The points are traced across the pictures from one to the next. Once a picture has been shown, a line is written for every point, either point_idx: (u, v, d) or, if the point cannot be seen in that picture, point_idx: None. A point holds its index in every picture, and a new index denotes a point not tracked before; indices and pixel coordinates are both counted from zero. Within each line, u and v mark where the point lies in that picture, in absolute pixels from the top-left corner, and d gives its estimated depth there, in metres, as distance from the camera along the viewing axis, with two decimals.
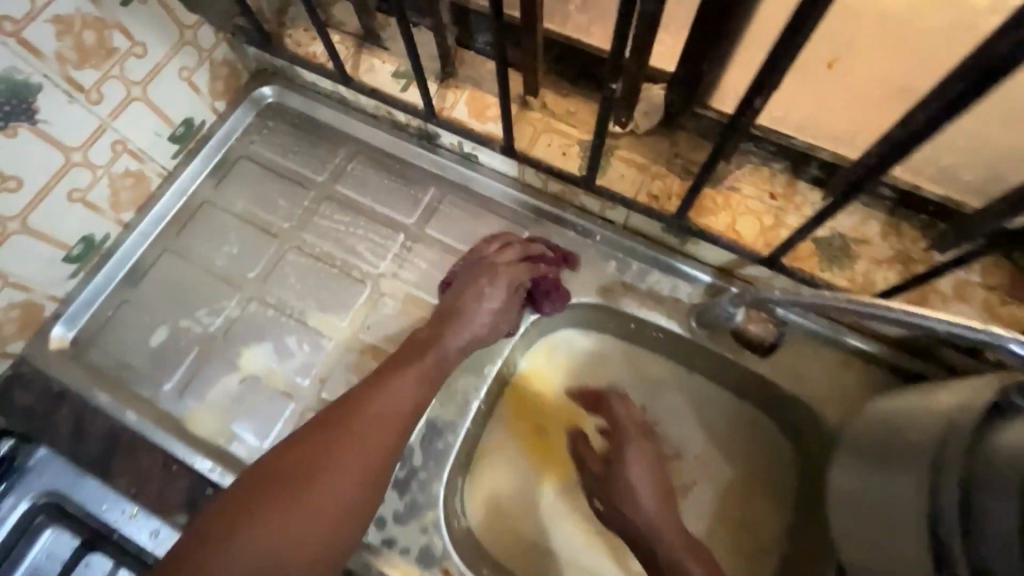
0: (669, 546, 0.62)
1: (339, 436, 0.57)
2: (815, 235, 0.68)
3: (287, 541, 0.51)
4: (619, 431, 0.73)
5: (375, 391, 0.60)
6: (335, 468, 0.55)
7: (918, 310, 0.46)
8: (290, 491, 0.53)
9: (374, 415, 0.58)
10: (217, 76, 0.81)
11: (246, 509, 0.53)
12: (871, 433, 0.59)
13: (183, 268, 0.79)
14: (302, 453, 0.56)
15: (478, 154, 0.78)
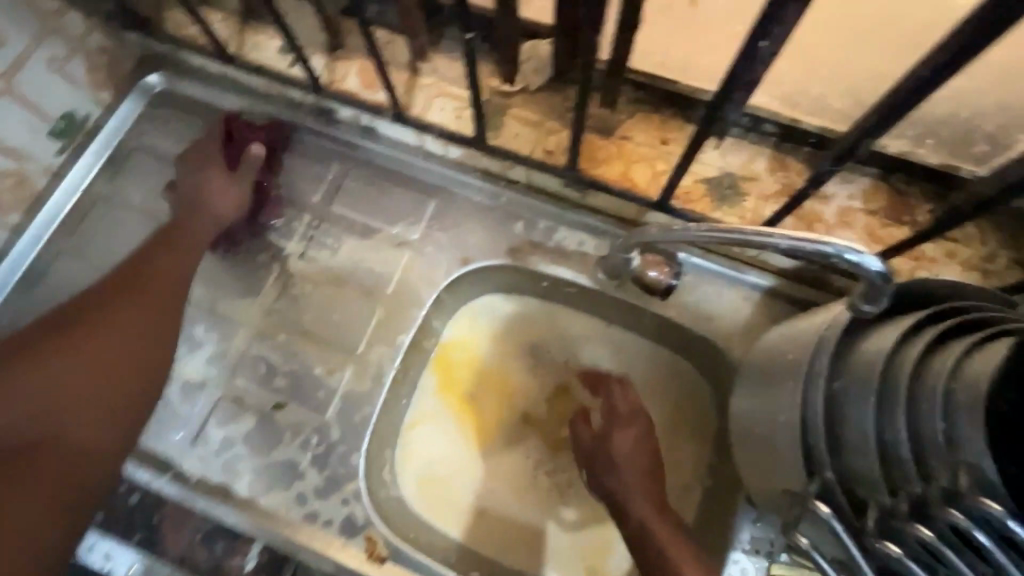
0: (640, 512, 0.65)
1: (74, 308, 0.64)
2: (706, 176, 0.69)
3: (64, 383, 0.59)
4: (611, 413, 0.73)
5: (118, 295, 0.65)
6: (82, 348, 0.61)
7: (763, 230, 0.49)
8: (60, 344, 0.61)
9: (157, 260, 0.67)
10: (96, 66, 0.78)
11: (39, 359, 0.60)
12: (761, 360, 0.61)
13: (84, 267, 0.76)
14: (79, 307, 0.64)
15: (378, 125, 0.77)
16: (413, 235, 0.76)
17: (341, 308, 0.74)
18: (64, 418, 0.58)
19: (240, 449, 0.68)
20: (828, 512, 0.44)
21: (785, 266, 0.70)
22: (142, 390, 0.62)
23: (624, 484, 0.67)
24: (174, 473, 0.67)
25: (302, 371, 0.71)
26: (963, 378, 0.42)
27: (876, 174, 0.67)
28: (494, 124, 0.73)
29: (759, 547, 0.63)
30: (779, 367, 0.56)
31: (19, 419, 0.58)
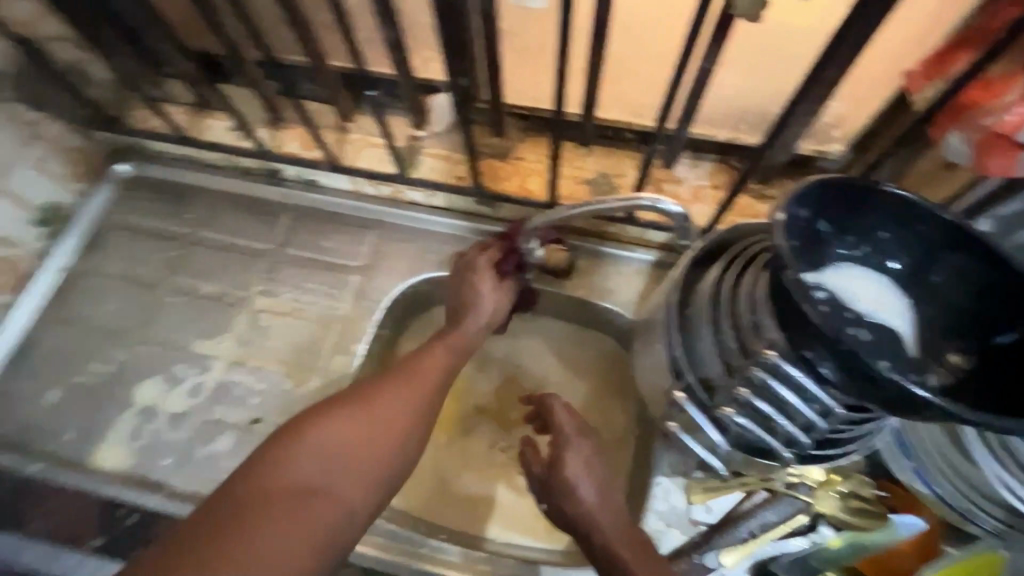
0: (605, 536, 0.64)
1: (379, 378, 0.68)
2: (587, 179, 0.86)
3: (310, 482, 0.56)
4: (558, 432, 0.73)
5: (397, 375, 0.68)
6: (388, 403, 0.65)
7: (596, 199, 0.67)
8: (366, 408, 0.63)
9: (422, 366, 0.70)
10: (70, 162, 0.92)
11: (300, 433, 0.59)
12: (647, 313, 0.76)
13: (68, 333, 0.87)
14: (359, 387, 0.66)
15: (319, 177, 0.93)
16: (357, 262, 0.90)
17: (303, 331, 0.86)
18: (345, 447, 0.59)
19: (225, 461, 0.77)
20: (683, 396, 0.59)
21: (662, 238, 0.87)
22: (396, 466, 0.62)
23: (586, 508, 0.67)
24: (167, 491, 0.76)
25: (273, 387, 0.82)
26: (756, 283, 0.57)
27: (715, 159, 0.85)
28: (412, 163, 0.89)
29: (675, 467, 0.75)
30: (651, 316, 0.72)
31: (284, 513, 0.52)
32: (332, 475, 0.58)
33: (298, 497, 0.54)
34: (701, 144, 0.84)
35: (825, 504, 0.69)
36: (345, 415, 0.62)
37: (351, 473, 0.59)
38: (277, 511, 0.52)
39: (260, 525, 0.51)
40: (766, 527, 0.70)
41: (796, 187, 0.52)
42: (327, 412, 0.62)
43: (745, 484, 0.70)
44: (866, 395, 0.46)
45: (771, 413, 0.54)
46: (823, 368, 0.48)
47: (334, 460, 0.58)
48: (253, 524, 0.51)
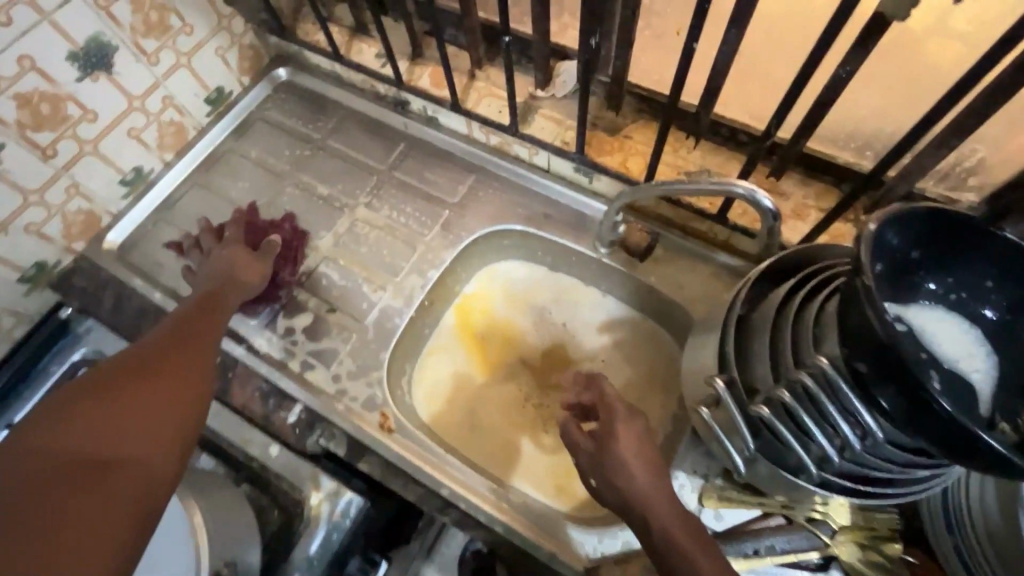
0: (663, 520, 0.62)
1: (131, 366, 0.63)
2: (688, 171, 0.86)
3: (115, 435, 0.55)
4: (608, 409, 0.72)
5: (175, 341, 0.69)
6: (151, 388, 0.61)
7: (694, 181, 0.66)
8: (127, 394, 0.59)
9: (185, 338, 0.70)
10: (244, 57, 1.06)
11: (59, 416, 0.55)
12: (710, 314, 0.75)
13: (206, 197, 1.02)
14: (106, 376, 0.61)
15: (439, 115, 1.00)
16: (453, 199, 0.98)
17: (389, 246, 0.94)
18: (131, 426, 0.57)
19: (298, 336, 0.87)
20: (723, 384, 0.58)
21: (750, 248, 0.84)
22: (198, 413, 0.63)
23: (642, 488, 0.64)
24: (248, 345, 0.87)
25: (353, 287, 0.91)
26: (831, 298, 0.55)
27: (829, 183, 0.81)
28: (526, 119, 0.93)
29: (697, 468, 0.75)
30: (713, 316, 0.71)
31: (95, 436, 0.54)
32: (118, 430, 0.56)
33: (83, 472, 0.51)
34: (815, 162, 0.80)
35: (842, 551, 0.67)
36: (149, 379, 0.62)
37: (139, 431, 0.57)
38: (67, 489, 0.49)
39: (68, 427, 0.54)
40: (775, 552, 0.69)
41: (893, 208, 0.48)
42: (75, 412, 0.56)
43: (765, 505, 0.70)
44: (922, 432, 0.43)
45: (809, 425, 0.52)
46: (882, 400, 0.46)
47: (120, 417, 0.57)
48: (61, 428, 0.54)
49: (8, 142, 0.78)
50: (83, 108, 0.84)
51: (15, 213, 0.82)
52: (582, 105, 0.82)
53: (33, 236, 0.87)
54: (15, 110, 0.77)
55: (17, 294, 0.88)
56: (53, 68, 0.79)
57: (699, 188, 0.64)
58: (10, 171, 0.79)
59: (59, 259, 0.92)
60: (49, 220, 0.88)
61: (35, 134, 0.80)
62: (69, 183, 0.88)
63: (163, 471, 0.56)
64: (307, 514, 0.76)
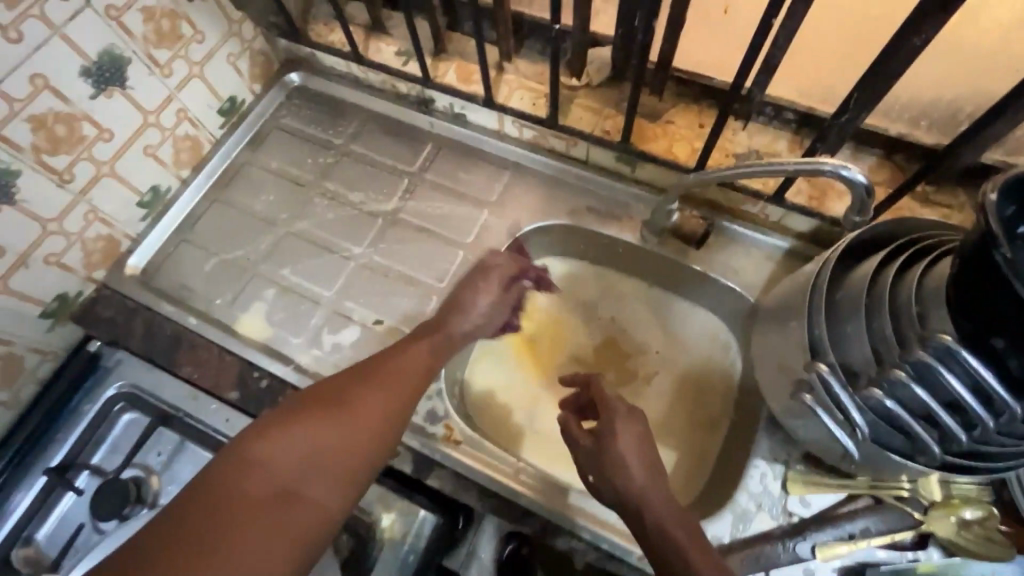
0: (658, 517, 0.60)
1: (361, 373, 0.66)
2: (737, 153, 0.84)
3: (302, 464, 0.57)
4: (607, 405, 0.69)
5: (392, 354, 0.69)
6: (350, 414, 0.62)
7: (775, 162, 0.64)
8: (346, 417, 0.61)
9: (391, 365, 0.68)
10: (255, 63, 1.01)
11: (263, 436, 0.58)
12: (779, 298, 0.73)
13: (228, 213, 0.97)
14: (334, 388, 0.64)
15: (467, 112, 0.97)
16: (490, 198, 0.94)
17: (430, 252, 0.91)
18: (333, 448, 0.59)
19: (347, 352, 0.84)
20: (826, 369, 0.56)
21: (803, 227, 0.83)
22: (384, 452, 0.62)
23: (638, 485, 0.62)
24: (294, 366, 0.83)
25: (397, 297, 0.88)
26: (932, 270, 0.54)
27: (879, 154, 0.79)
28: (563, 109, 0.90)
29: (777, 455, 0.73)
30: (787, 298, 0.70)
31: (286, 462, 0.57)
32: (305, 468, 0.57)
33: (270, 505, 0.54)
34: (868, 136, 0.78)
35: (939, 528, 0.66)
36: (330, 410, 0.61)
37: (326, 464, 0.58)
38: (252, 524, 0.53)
39: (249, 464, 0.56)
40: (869, 534, 0.68)
41: (1004, 178, 0.47)
42: (272, 438, 0.58)
43: (851, 487, 0.69)
44: None
45: (936, 408, 0.51)
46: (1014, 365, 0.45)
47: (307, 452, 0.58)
48: (239, 469, 0.55)
49: (24, 168, 0.72)
50: (98, 127, 0.79)
51: (34, 244, 0.77)
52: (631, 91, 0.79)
53: (54, 267, 0.81)
54: (30, 133, 0.71)
55: (40, 330, 0.82)
56: (65, 85, 0.73)
57: (796, 169, 0.62)
58: (27, 200, 0.74)
59: (80, 290, 0.87)
60: (68, 249, 0.82)
61: (51, 158, 0.75)
62: (87, 208, 0.82)
63: (338, 499, 0.58)
64: (381, 537, 0.73)
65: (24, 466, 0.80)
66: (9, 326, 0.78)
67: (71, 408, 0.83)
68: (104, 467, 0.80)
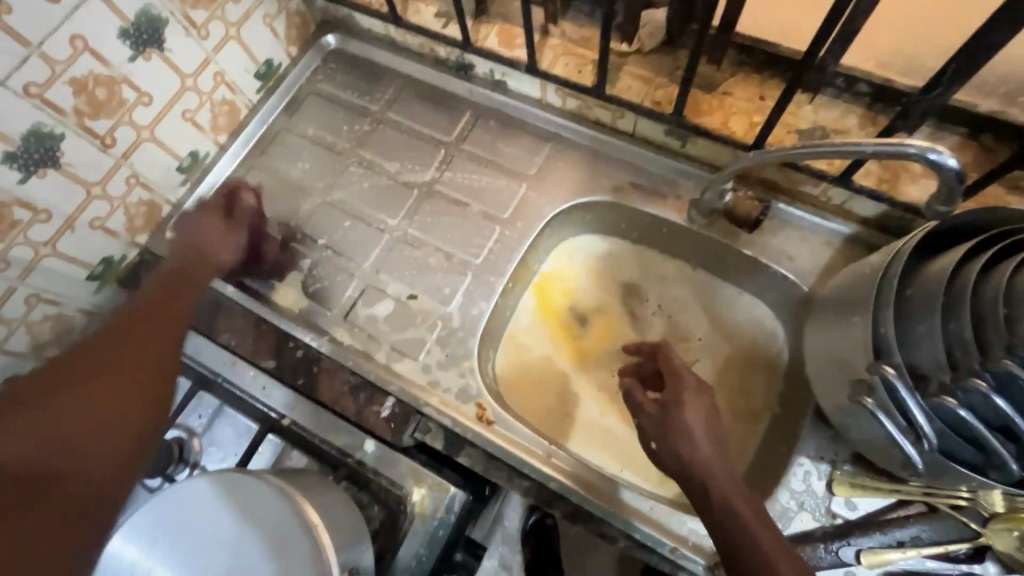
0: (721, 489, 0.59)
1: (58, 377, 0.67)
2: (801, 129, 0.78)
3: (94, 420, 0.64)
4: (676, 375, 0.68)
5: (120, 348, 0.71)
6: (108, 379, 0.68)
7: (850, 141, 0.59)
8: (47, 418, 0.63)
9: (140, 325, 0.74)
10: (291, 25, 0.98)
11: (28, 408, 0.63)
12: (838, 289, 0.68)
13: (265, 180, 0.96)
14: (57, 377, 0.67)
15: (508, 79, 0.92)
16: (530, 171, 0.90)
17: (466, 226, 0.89)
18: (66, 442, 0.62)
19: (381, 325, 0.84)
20: (893, 372, 0.52)
21: (869, 213, 0.77)
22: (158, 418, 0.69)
23: (702, 458, 0.61)
24: (329, 337, 0.83)
25: (432, 271, 0.86)
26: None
27: (963, 134, 0.72)
28: (611, 78, 0.85)
29: (823, 454, 0.70)
30: (848, 292, 0.65)
31: (91, 416, 0.64)
32: (85, 417, 0.64)
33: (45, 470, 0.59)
34: (954, 114, 0.71)
35: (999, 541, 0.62)
36: (99, 373, 0.68)
37: (115, 412, 0.66)
38: (37, 489, 0.58)
39: (64, 408, 0.64)
40: (920, 542, 0.64)
41: None
42: (41, 408, 0.63)
43: (903, 493, 0.65)
44: None
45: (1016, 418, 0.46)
46: None
47: (82, 410, 0.64)
48: (61, 408, 0.64)
49: (67, 132, 0.72)
50: (137, 91, 0.78)
51: (80, 207, 0.78)
52: (690, 59, 0.73)
53: (98, 231, 0.82)
54: (72, 97, 0.71)
55: (87, 293, 0.84)
56: (105, 47, 0.72)
57: (866, 149, 0.57)
58: (71, 164, 0.75)
59: (124, 254, 0.88)
60: (112, 214, 0.83)
61: (93, 122, 0.75)
62: (129, 173, 0.83)
63: (123, 465, 0.64)
64: (412, 512, 0.73)
65: None
66: (58, 287, 0.80)
67: None
68: None
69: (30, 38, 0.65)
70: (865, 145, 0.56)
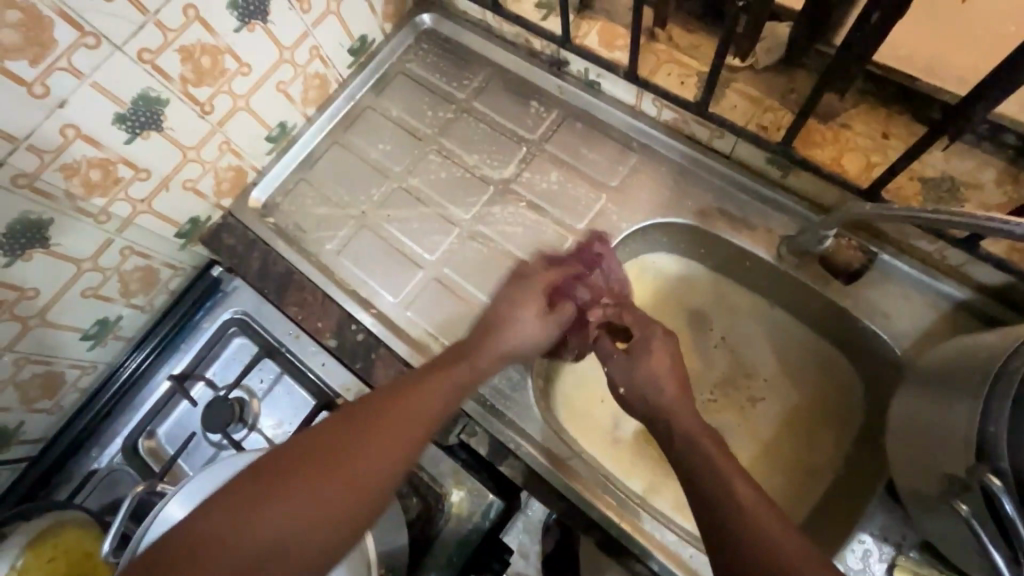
0: (688, 430, 0.61)
1: (323, 445, 0.54)
2: (924, 176, 0.70)
3: (289, 542, 0.50)
4: (646, 329, 0.73)
5: (409, 395, 0.60)
6: (394, 442, 0.56)
7: (995, 217, 0.52)
8: (298, 487, 0.52)
9: (417, 390, 0.61)
10: (390, 1, 0.96)
11: (264, 497, 0.51)
12: (944, 364, 0.61)
13: (346, 157, 0.97)
14: (318, 445, 0.55)
15: (602, 81, 0.87)
16: (612, 183, 0.86)
17: (538, 230, 0.87)
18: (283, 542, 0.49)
19: (439, 321, 0.84)
20: (998, 484, 0.47)
21: (987, 280, 0.69)
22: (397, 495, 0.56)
23: (668, 402, 0.64)
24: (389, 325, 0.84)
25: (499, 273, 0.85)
26: None
27: None
28: (715, 94, 0.79)
29: (889, 535, 0.65)
30: (956, 370, 0.58)
31: (293, 520, 0.50)
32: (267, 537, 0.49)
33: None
34: None
35: None
36: (310, 468, 0.53)
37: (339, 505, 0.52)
38: None
39: (292, 497, 0.51)
40: None
41: None
42: (281, 493, 0.51)
43: None
44: None
45: None
46: None
47: (298, 507, 0.51)
48: (281, 497, 0.51)
49: (172, 97, 0.75)
50: (238, 61, 0.80)
51: (176, 168, 0.81)
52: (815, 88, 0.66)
53: (189, 192, 0.86)
54: (179, 64, 0.73)
55: (174, 248, 0.89)
56: (214, 18, 0.73)
57: (994, 227, 0.51)
58: (172, 128, 0.77)
59: (209, 215, 0.92)
60: (203, 176, 0.86)
61: (195, 89, 0.77)
62: (222, 139, 0.85)
63: (337, 536, 0.52)
64: (448, 511, 0.75)
65: (152, 365, 0.91)
66: (149, 241, 0.84)
67: (193, 324, 0.93)
68: (215, 382, 0.89)
69: (147, 5, 0.66)
70: (1012, 224, 0.50)
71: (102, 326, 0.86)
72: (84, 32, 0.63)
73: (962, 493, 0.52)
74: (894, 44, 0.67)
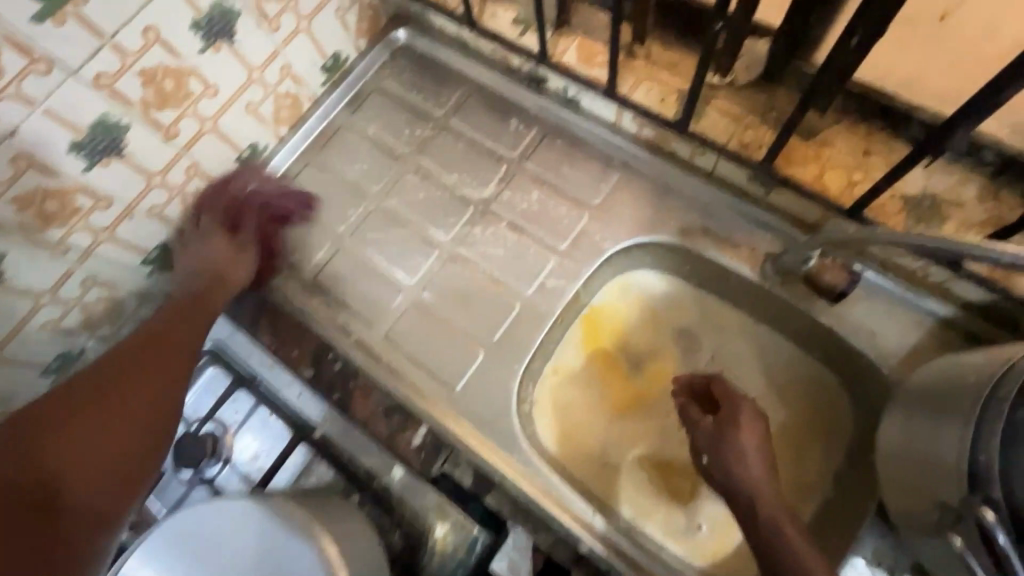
0: (772, 513, 0.60)
1: (95, 388, 0.68)
2: (906, 193, 0.69)
3: (92, 463, 0.64)
4: (731, 404, 0.68)
5: (162, 346, 0.74)
6: (171, 371, 0.74)
7: (985, 243, 0.50)
8: (98, 416, 0.67)
9: (175, 339, 0.75)
10: (363, 18, 0.94)
11: (64, 428, 0.64)
12: (932, 385, 0.60)
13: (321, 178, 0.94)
14: (92, 389, 0.68)
15: (581, 98, 0.86)
16: (594, 202, 0.85)
17: (519, 251, 0.85)
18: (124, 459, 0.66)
19: (420, 347, 0.81)
20: (993, 518, 0.46)
21: (972, 297, 0.69)
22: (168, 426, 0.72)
23: (751, 477, 0.63)
24: (367, 352, 0.81)
25: (481, 296, 0.83)
26: None
27: None
28: (695, 112, 0.78)
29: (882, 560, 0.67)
30: (945, 393, 0.58)
31: (82, 452, 0.64)
32: (81, 456, 0.64)
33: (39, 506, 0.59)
34: None
35: None
36: (92, 405, 0.67)
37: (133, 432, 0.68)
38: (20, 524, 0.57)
39: (73, 429, 0.65)
40: None
41: None
42: (89, 420, 0.66)
43: None
44: None
45: None
46: None
47: (104, 433, 0.66)
48: (63, 428, 0.65)
49: (134, 122, 0.72)
50: (204, 83, 0.77)
51: (140, 195, 0.78)
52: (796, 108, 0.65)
53: (155, 219, 0.82)
54: (140, 88, 0.70)
55: (141, 276, 0.85)
56: (176, 40, 0.70)
57: (982, 253, 0.50)
58: (134, 154, 0.74)
59: (178, 241, 0.88)
60: (170, 202, 0.83)
61: (158, 113, 0.74)
62: (189, 163, 0.82)
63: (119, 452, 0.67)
64: (433, 547, 0.72)
65: None
66: (113, 271, 0.81)
67: None
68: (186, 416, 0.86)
69: (104, 28, 0.63)
70: (1002, 251, 0.48)
71: (65, 361, 0.82)
72: (35, 58, 0.59)
73: (955, 525, 0.51)
74: (874, 62, 0.66)
